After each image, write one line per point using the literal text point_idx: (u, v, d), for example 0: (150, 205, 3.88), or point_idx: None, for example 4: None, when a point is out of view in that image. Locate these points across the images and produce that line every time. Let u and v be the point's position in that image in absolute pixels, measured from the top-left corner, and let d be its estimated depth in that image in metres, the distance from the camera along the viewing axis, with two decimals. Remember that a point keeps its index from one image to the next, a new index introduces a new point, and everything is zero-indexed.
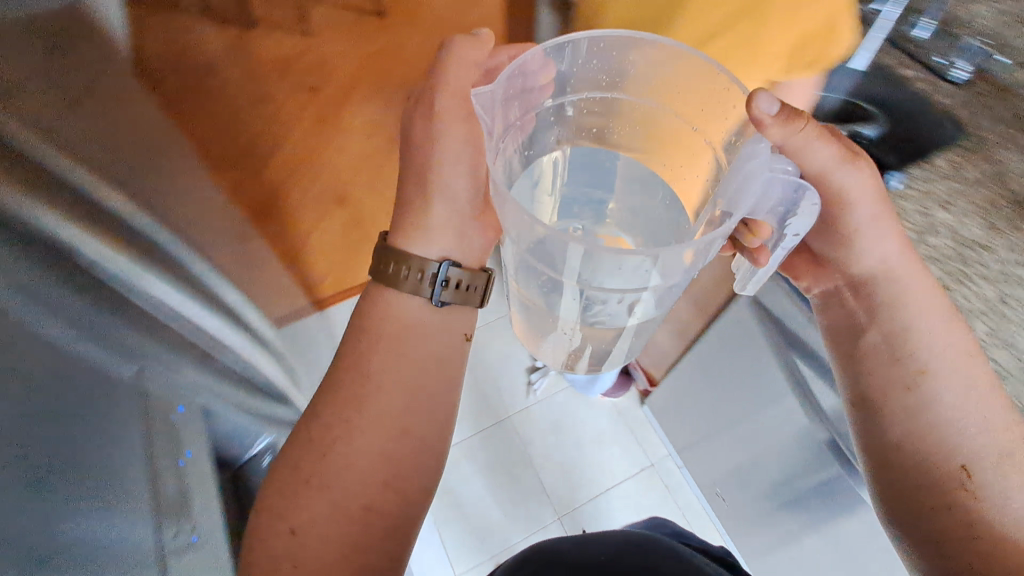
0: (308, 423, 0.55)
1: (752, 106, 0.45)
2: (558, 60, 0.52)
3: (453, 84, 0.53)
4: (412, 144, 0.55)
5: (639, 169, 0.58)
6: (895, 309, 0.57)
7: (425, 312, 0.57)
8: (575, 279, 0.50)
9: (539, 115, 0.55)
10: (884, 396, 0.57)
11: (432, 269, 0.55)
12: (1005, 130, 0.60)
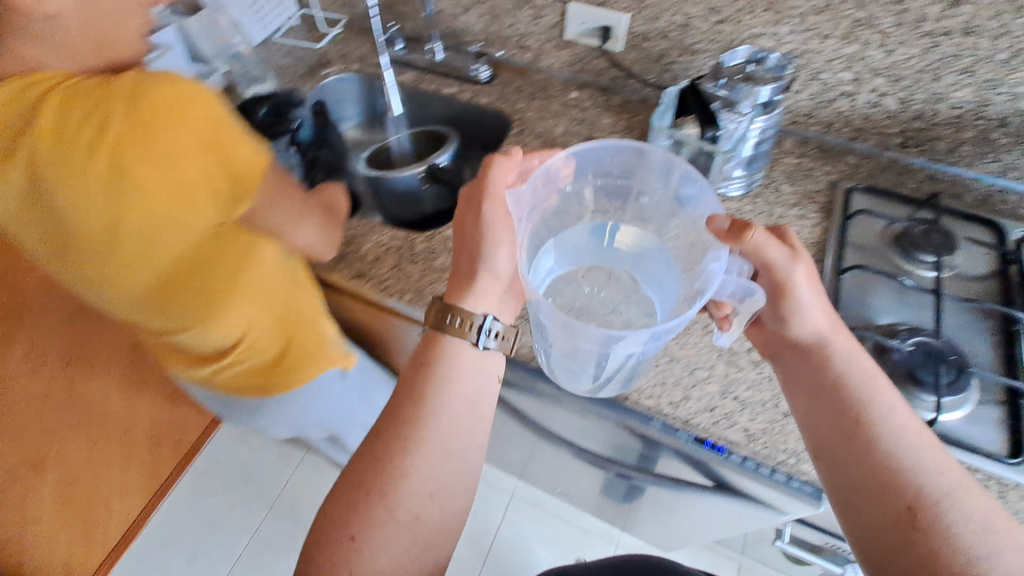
0: (373, 441, 0.53)
1: (710, 226, 0.47)
2: (566, 175, 0.53)
3: (494, 185, 0.57)
4: (462, 231, 0.58)
5: (622, 238, 0.53)
6: (834, 367, 0.51)
7: (472, 356, 0.57)
8: (599, 351, 0.47)
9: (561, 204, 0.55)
10: (839, 440, 0.49)
11: (479, 320, 0.56)
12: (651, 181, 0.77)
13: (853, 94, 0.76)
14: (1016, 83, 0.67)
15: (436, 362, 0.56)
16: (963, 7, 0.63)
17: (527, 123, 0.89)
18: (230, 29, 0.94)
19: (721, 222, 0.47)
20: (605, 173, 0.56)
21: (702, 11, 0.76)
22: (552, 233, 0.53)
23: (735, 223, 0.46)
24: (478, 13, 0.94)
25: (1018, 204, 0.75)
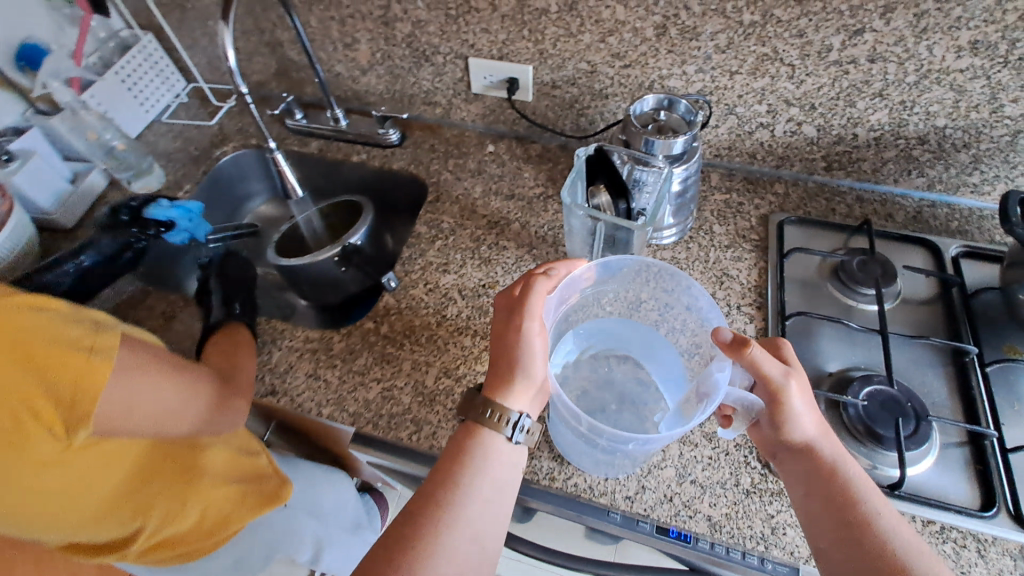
0: (418, 515, 0.47)
1: (717, 334, 0.47)
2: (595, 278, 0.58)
3: (526, 290, 0.53)
4: (511, 337, 0.52)
5: (631, 336, 0.60)
6: (826, 465, 0.47)
7: (505, 456, 0.51)
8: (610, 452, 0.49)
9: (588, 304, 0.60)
10: (838, 545, 0.44)
11: (513, 415, 0.50)
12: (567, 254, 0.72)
13: (770, 125, 0.73)
14: (929, 104, 0.65)
15: (469, 449, 0.50)
16: (866, 36, 0.61)
17: (443, 186, 0.83)
18: (100, 125, 0.85)
19: (723, 334, 0.47)
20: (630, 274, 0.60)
21: (606, 57, 0.72)
22: (583, 325, 0.60)
23: (737, 338, 0.46)
24: (376, 74, 0.87)
25: (948, 217, 0.73)
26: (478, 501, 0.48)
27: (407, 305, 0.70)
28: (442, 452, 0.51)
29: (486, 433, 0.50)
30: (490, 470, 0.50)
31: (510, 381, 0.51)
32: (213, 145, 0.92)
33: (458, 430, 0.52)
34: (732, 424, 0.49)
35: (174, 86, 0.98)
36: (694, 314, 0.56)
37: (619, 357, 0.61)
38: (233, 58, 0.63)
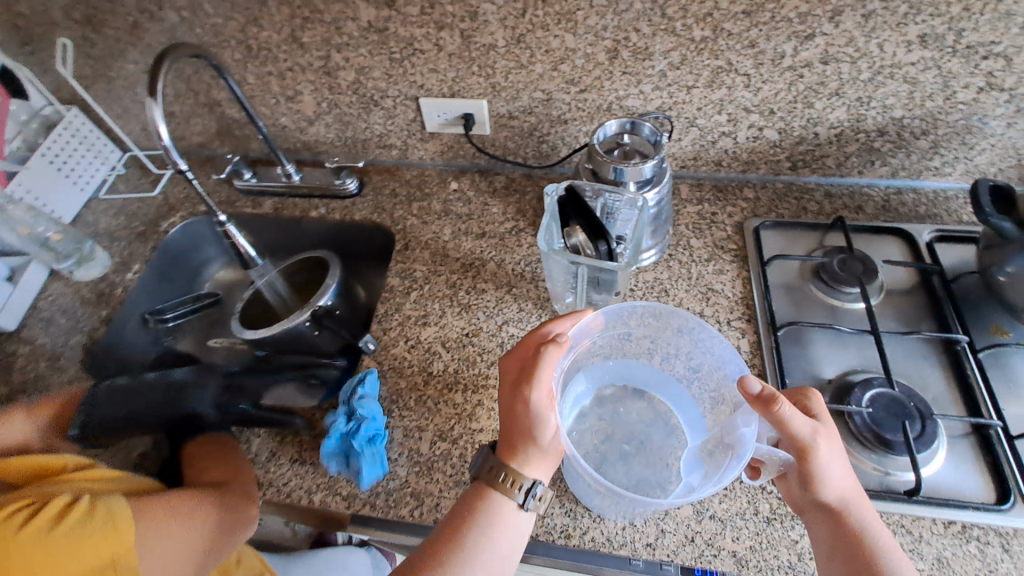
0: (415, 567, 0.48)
1: (744, 385, 0.46)
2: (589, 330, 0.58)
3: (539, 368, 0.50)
4: (519, 416, 0.50)
5: (636, 373, 0.60)
6: (853, 528, 0.47)
7: (513, 520, 0.50)
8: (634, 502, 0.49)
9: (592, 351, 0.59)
10: None
11: (526, 482, 0.50)
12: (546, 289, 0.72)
13: (732, 133, 0.72)
14: (885, 98, 0.65)
15: (478, 518, 0.50)
16: (817, 40, 0.60)
17: (411, 232, 0.80)
18: (31, 217, 0.77)
19: (752, 388, 0.46)
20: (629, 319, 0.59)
21: (561, 84, 0.70)
22: (591, 374, 0.60)
23: (767, 394, 0.45)
24: (324, 124, 0.83)
25: (915, 203, 0.74)
26: (496, 552, 0.49)
27: (389, 367, 0.67)
28: (454, 510, 0.51)
29: (497, 496, 0.50)
30: (517, 526, 0.50)
31: (525, 454, 0.51)
32: (159, 218, 0.87)
33: (470, 487, 0.52)
34: (760, 475, 0.52)
35: (108, 159, 0.92)
36: (689, 338, 0.57)
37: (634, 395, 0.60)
38: (167, 134, 0.58)
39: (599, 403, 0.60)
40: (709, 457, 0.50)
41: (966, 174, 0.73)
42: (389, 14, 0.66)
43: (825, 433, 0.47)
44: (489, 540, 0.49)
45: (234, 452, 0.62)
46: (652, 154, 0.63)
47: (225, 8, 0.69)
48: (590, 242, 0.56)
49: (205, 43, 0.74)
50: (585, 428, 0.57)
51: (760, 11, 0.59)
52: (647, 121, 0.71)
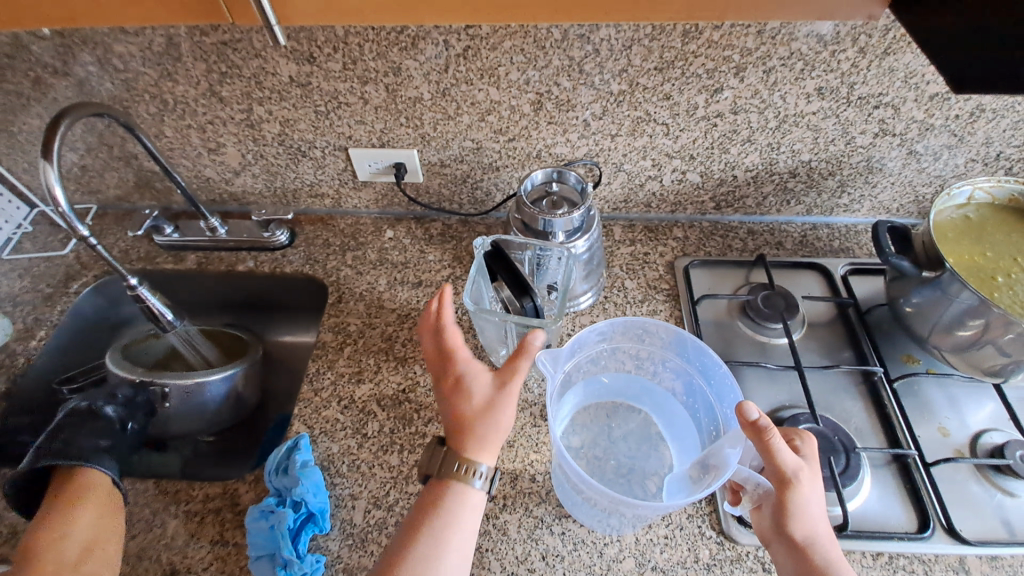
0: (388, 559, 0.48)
1: (744, 411, 0.46)
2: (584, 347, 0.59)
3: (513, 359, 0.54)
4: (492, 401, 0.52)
5: (625, 393, 0.62)
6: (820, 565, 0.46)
7: (469, 506, 0.51)
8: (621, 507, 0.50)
9: (580, 370, 0.61)
10: None
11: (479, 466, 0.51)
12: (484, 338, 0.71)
13: (658, 177, 0.75)
14: (792, 143, 0.69)
15: (440, 503, 0.50)
16: (725, 93, 0.63)
17: (344, 284, 0.78)
18: None
19: (749, 414, 0.45)
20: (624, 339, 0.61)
21: (489, 134, 0.71)
22: (581, 392, 0.62)
23: (761, 422, 0.45)
24: (251, 175, 0.81)
25: (830, 237, 0.79)
26: (462, 528, 0.50)
27: (321, 431, 0.63)
28: (416, 506, 0.51)
29: (454, 484, 0.51)
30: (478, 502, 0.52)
31: (484, 437, 0.52)
32: (70, 279, 0.81)
33: (425, 486, 0.53)
34: (741, 501, 0.52)
35: (12, 217, 0.86)
36: (681, 358, 0.60)
37: (628, 413, 0.62)
38: (64, 199, 0.55)
39: (593, 419, 0.61)
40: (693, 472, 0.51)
41: (872, 210, 0.78)
42: (311, 70, 0.65)
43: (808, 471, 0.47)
44: (455, 519, 0.50)
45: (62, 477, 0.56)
46: (579, 203, 0.63)
47: (134, 62, 0.66)
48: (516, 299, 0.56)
49: (117, 97, 0.71)
50: (573, 444, 0.59)
51: (671, 68, 0.61)
52: (576, 168, 0.73)
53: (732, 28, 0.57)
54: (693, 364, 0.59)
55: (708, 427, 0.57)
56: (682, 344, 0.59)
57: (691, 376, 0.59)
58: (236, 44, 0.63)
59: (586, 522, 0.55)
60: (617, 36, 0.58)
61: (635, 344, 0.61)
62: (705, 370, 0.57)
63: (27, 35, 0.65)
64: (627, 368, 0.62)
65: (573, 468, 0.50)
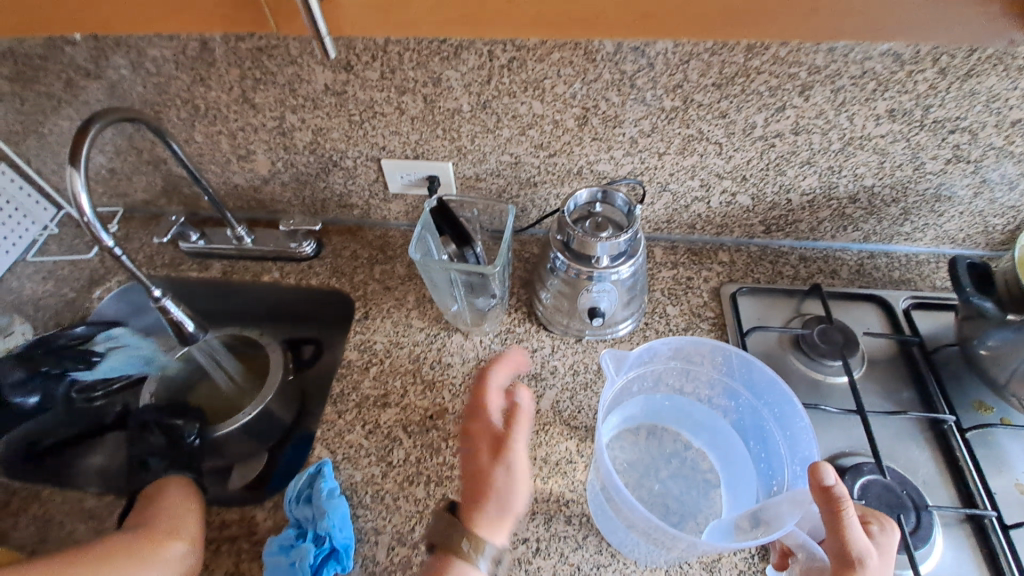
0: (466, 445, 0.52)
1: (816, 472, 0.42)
2: (644, 360, 0.56)
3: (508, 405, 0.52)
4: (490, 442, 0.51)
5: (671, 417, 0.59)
6: None
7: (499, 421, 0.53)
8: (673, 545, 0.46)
9: (632, 385, 0.57)
10: None
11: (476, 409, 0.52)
12: None
13: (705, 198, 0.71)
14: (855, 167, 0.64)
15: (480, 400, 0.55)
16: (788, 112, 0.59)
17: (371, 300, 0.74)
18: None
19: (824, 476, 0.41)
20: (682, 359, 0.57)
21: (529, 148, 0.67)
22: (623, 409, 0.58)
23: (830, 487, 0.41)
24: (280, 183, 0.78)
25: (888, 268, 0.73)
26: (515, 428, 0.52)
27: (344, 457, 0.60)
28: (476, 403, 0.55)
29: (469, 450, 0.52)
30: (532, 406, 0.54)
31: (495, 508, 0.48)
32: (93, 283, 0.80)
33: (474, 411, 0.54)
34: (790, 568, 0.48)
35: (40, 218, 0.85)
36: (741, 388, 0.56)
37: (673, 436, 0.59)
38: (90, 208, 0.52)
39: (635, 440, 0.58)
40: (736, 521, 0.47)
41: (935, 240, 0.73)
42: (347, 78, 0.62)
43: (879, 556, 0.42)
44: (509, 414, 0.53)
45: (146, 497, 0.60)
46: (626, 225, 0.60)
47: (168, 66, 0.64)
48: (457, 250, 0.62)
49: (148, 101, 0.69)
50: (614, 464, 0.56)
51: (731, 85, 0.57)
52: (619, 186, 0.69)
53: (801, 45, 0.53)
54: (756, 397, 0.55)
55: (766, 464, 0.53)
56: (748, 375, 0.55)
57: (749, 407, 0.56)
58: (272, 50, 0.60)
59: (623, 547, 0.52)
60: (675, 50, 0.54)
61: (691, 367, 0.58)
62: (774, 408, 0.53)
63: (62, 37, 0.63)
64: (679, 393, 0.59)
65: (628, 502, 0.46)
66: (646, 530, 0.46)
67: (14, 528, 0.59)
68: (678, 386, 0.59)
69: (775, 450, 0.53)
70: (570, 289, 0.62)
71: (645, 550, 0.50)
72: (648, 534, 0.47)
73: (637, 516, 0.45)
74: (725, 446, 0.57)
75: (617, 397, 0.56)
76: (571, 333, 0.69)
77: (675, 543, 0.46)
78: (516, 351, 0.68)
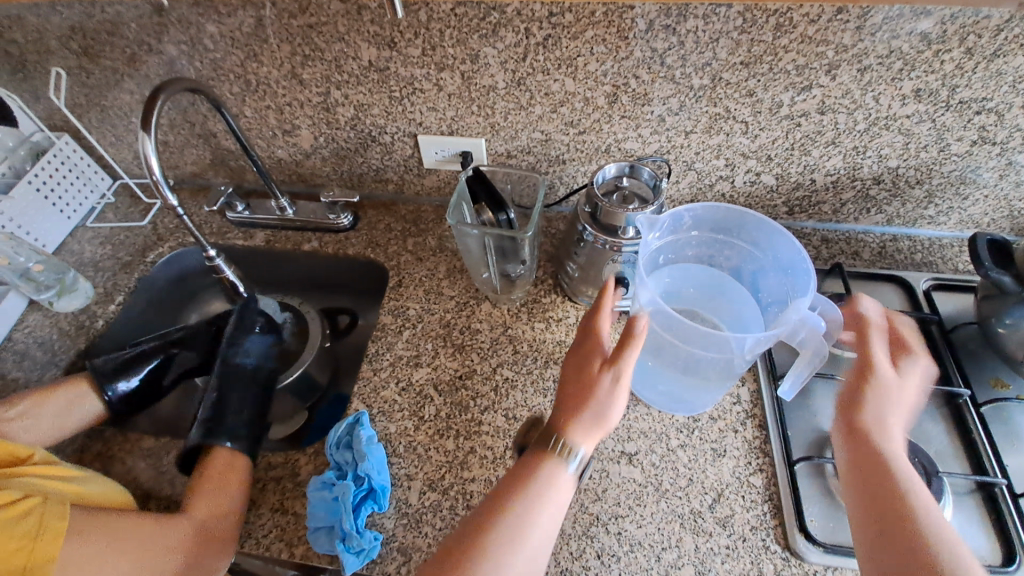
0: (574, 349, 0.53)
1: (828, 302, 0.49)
2: (674, 228, 0.58)
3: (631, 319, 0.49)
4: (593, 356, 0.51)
5: (712, 288, 0.62)
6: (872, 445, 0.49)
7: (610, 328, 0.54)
8: (691, 364, 0.55)
9: (669, 248, 0.60)
10: None
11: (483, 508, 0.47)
12: (541, 331, 0.70)
13: (729, 177, 0.73)
14: (880, 148, 0.66)
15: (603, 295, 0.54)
16: (814, 92, 0.61)
17: (404, 269, 0.78)
18: (11, 248, 0.74)
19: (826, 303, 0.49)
20: (714, 231, 0.60)
21: (560, 126, 0.70)
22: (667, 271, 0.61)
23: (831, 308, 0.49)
24: (321, 157, 0.83)
25: (911, 250, 0.75)
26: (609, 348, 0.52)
27: (379, 409, 0.64)
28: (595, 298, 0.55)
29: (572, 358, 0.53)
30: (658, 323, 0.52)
31: (585, 419, 0.48)
32: (146, 249, 0.85)
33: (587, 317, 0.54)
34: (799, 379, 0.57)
35: (98, 187, 0.92)
36: (767, 254, 0.58)
37: (713, 301, 0.62)
38: (158, 168, 0.57)
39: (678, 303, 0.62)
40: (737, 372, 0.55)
41: (959, 224, 0.74)
42: (390, 55, 0.66)
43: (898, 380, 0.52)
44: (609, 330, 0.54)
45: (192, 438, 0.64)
46: (652, 199, 0.62)
47: (223, 42, 0.69)
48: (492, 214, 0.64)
49: (204, 76, 0.74)
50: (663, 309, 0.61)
51: (759, 63, 0.59)
52: (646, 164, 0.71)
53: (829, 23, 0.54)
54: (775, 258, 0.57)
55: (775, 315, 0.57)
56: (768, 238, 0.57)
57: (770, 271, 0.58)
58: (321, 27, 0.64)
59: (665, 383, 0.60)
60: (705, 28, 0.57)
61: (725, 239, 0.60)
62: (787, 266, 0.55)
63: (128, 13, 0.68)
64: (716, 264, 0.62)
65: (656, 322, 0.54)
66: (675, 347, 0.54)
67: (77, 463, 0.64)
68: (713, 257, 0.62)
69: (783, 302, 0.55)
70: (597, 259, 0.65)
71: (681, 380, 0.58)
72: (670, 354, 0.56)
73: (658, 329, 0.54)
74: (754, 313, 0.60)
75: (656, 263, 0.60)
76: (596, 304, 0.72)
77: (685, 356, 0.54)
78: (542, 319, 0.72)
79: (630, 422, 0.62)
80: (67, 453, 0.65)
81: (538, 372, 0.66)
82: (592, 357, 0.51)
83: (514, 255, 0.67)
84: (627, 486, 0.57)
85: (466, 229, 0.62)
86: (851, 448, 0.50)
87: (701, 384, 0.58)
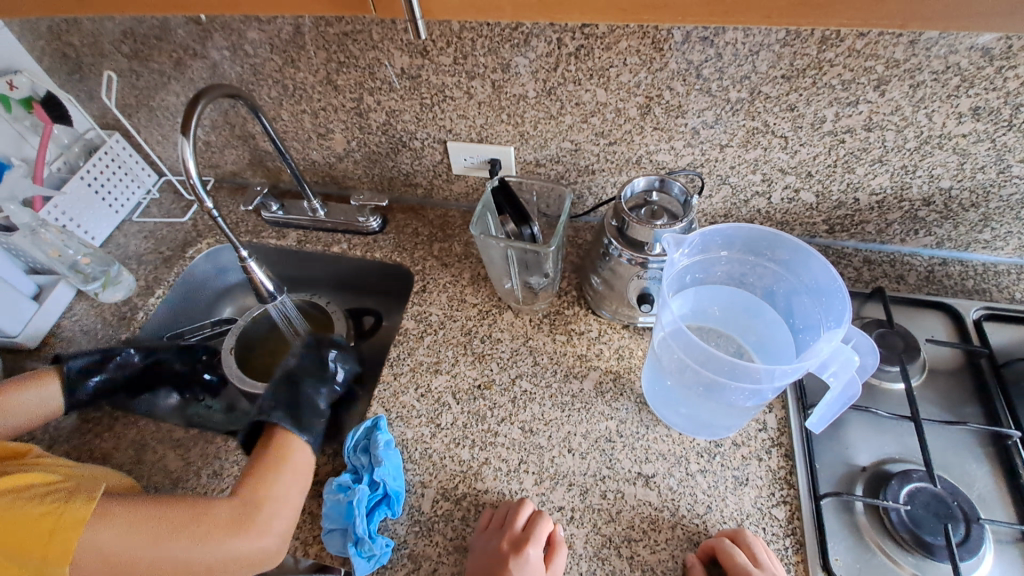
0: (494, 512, 0.55)
1: (866, 350, 0.47)
2: (704, 246, 0.57)
3: (535, 550, 0.51)
4: (528, 525, 0.53)
5: (736, 311, 0.60)
6: (881, 515, 0.52)
7: (532, 548, 0.51)
8: (714, 391, 0.53)
9: (698, 266, 0.58)
10: None
11: None
12: (561, 344, 0.70)
13: (766, 192, 0.70)
14: (932, 167, 0.62)
15: (531, 527, 0.53)
16: (860, 107, 0.58)
17: (429, 274, 0.79)
18: (61, 241, 0.79)
19: (861, 346, 0.47)
20: (742, 250, 0.58)
21: (590, 136, 0.69)
22: (694, 290, 0.59)
23: (868, 353, 0.47)
24: (353, 160, 0.84)
25: (961, 276, 0.70)
26: (534, 547, 0.51)
27: (398, 414, 0.65)
28: (504, 521, 0.54)
29: (523, 536, 0.51)
30: (545, 521, 0.54)
31: None
32: (186, 244, 0.89)
33: (502, 528, 0.53)
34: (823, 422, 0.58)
35: (144, 183, 0.96)
36: (800, 279, 0.55)
37: (739, 324, 0.60)
38: (195, 172, 0.59)
39: (701, 324, 0.60)
40: (763, 403, 0.53)
41: (1018, 249, 0.69)
42: (422, 63, 0.66)
43: (920, 474, 0.53)
44: (534, 542, 0.51)
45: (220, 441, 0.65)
46: (681, 216, 0.60)
47: (263, 49, 0.70)
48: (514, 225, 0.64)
49: (244, 80, 0.76)
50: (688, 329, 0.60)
51: (801, 77, 0.56)
52: (677, 178, 0.69)
53: (880, 37, 0.51)
54: (809, 284, 0.54)
55: (806, 344, 0.54)
56: (802, 262, 0.54)
57: (802, 298, 0.56)
58: (356, 35, 0.65)
59: (685, 407, 0.59)
60: (744, 40, 0.54)
61: (754, 261, 0.58)
62: (823, 293, 0.52)
63: (175, 20, 0.70)
64: (743, 287, 0.59)
65: (679, 345, 0.52)
66: (699, 373, 0.52)
67: (112, 448, 0.68)
68: (741, 280, 0.59)
69: (816, 331, 0.53)
70: (622, 274, 0.64)
71: (701, 405, 0.56)
72: (693, 380, 0.54)
73: (682, 355, 0.53)
74: (781, 337, 0.57)
75: (682, 281, 0.58)
76: (620, 318, 0.70)
77: (709, 384, 0.52)
78: (563, 332, 0.71)
79: (648, 442, 0.60)
80: (104, 438, 0.69)
81: (558, 386, 0.66)
82: (491, 535, 0.53)
83: (535, 267, 0.66)
84: (643, 510, 0.55)
85: (490, 240, 0.62)
86: (858, 508, 0.53)
87: (722, 411, 0.56)
